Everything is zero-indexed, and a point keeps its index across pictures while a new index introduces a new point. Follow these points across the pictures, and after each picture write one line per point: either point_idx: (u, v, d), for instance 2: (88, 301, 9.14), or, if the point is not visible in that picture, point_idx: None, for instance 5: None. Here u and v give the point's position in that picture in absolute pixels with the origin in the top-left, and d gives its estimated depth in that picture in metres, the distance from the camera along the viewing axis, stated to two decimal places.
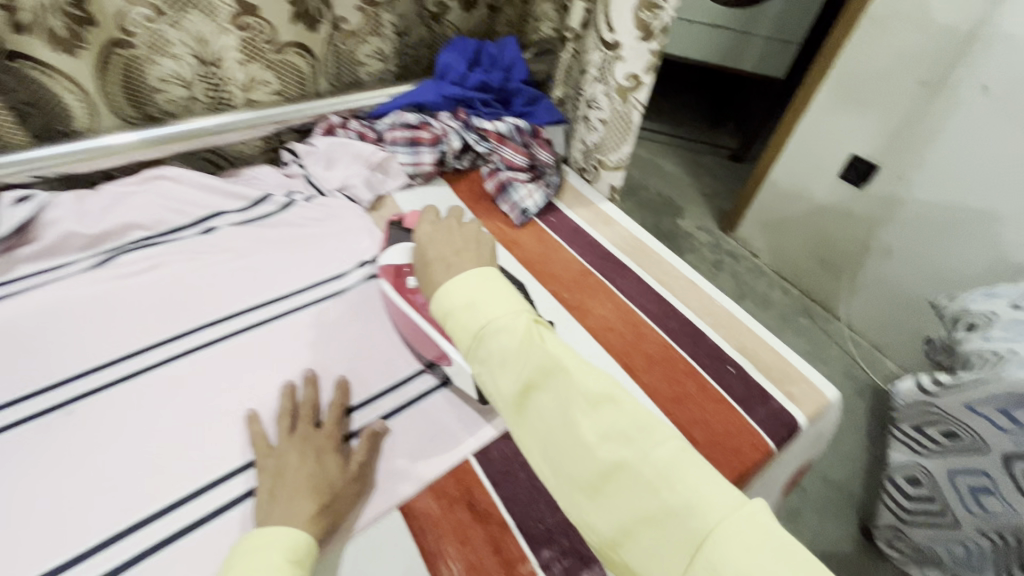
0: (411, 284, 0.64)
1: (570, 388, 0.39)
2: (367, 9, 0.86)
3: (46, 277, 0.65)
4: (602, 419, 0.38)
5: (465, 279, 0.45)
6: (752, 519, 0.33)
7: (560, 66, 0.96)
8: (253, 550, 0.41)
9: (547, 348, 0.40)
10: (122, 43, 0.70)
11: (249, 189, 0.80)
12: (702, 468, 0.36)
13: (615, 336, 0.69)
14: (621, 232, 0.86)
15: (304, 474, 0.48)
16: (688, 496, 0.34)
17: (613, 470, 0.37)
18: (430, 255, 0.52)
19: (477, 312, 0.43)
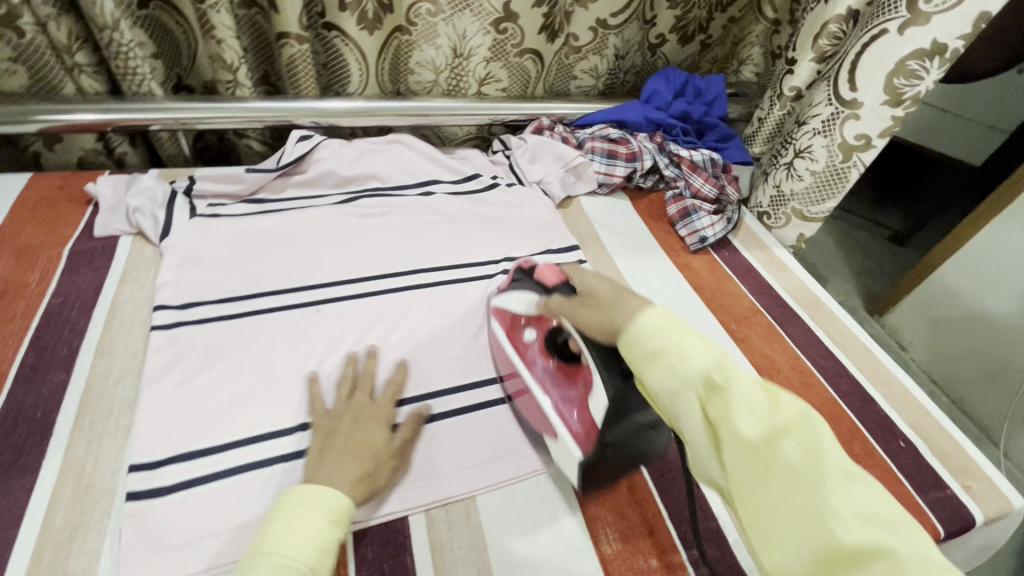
0: (526, 338, 0.59)
1: (819, 452, 0.34)
2: (599, 30, 0.92)
3: (306, 203, 0.80)
4: (855, 491, 0.33)
5: (660, 309, 0.43)
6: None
7: (767, 121, 0.96)
8: (292, 505, 0.43)
9: (788, 409, 0.36)
10: (403, 30, 0.84)
11: (462, 166, 0.92)
12: None
13: (781, 377, 0.69)
14: (795, 281, 0.86)
15: (353, 440, 0.50)
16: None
17: (867, 551, 0.30)
18: (610, 288, 0.51)
19: (698, 347, 0.40)
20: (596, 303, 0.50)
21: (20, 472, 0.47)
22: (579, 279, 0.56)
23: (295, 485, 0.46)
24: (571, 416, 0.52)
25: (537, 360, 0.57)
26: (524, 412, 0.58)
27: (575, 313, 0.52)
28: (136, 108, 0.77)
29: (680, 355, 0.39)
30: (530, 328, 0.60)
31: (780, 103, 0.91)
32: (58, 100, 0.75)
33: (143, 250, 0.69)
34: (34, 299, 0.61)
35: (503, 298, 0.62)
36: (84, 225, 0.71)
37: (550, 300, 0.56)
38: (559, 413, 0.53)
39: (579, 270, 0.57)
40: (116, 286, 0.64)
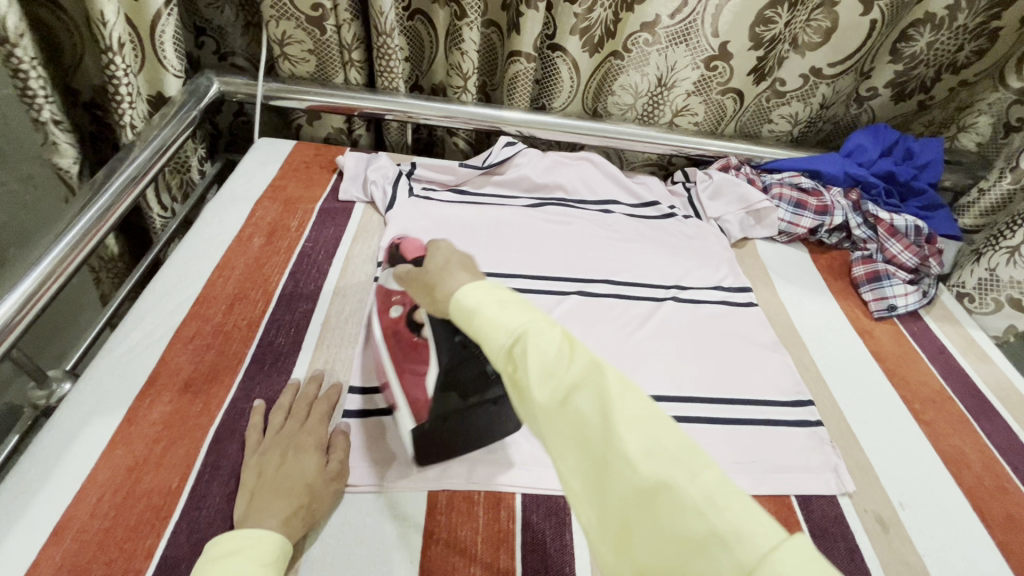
0: (392, 313, 0.59)
1: (603, 402, 0.31)
2: (811, 78, 0.91)
3: (501, 201, 0.89)
4: (647, 433, 0.30)
5: (486, 282, 0.38)
6: (810, 554, 0.26)
7: (991, 193, 0.87)
8: (215, 562, 0.40)
9: (584, 362, 0.33)
10: (618, 55, 0.90)
11: (643, 191, 0.95)
12: (760, 511, 0.28)
13: (971, 475, 0.63)
14: (998, 374, 0.77)
15: (282, 474, 0.49)
16: (746, 518, 0.27)
17: (650, 486, 0.29)
18: (450, 258, 0.43)
19: (496, 312, 0.36)
20: (425, 284, 0.44)
21: (278, 371, 0.60)
22: (430, 253, 0.46)
23: (223, 535, 0.44)
24: (412, 394, 0.54)
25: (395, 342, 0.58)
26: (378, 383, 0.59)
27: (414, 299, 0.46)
28: (383, 99, 0.91)
29: (482, 329, 0.36)
30: (395, 307, 0.59)
31: (1012, 176, 0.83)
32: (331, 87, 0.92)
33: (371, 217, 0.82)
34: (294, 241, 0.75)
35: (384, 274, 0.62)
36: (331, 188, 0.86)
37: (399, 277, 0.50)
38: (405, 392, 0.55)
39: (434, 246, 0.46)
40: (350, 241, 0.77)
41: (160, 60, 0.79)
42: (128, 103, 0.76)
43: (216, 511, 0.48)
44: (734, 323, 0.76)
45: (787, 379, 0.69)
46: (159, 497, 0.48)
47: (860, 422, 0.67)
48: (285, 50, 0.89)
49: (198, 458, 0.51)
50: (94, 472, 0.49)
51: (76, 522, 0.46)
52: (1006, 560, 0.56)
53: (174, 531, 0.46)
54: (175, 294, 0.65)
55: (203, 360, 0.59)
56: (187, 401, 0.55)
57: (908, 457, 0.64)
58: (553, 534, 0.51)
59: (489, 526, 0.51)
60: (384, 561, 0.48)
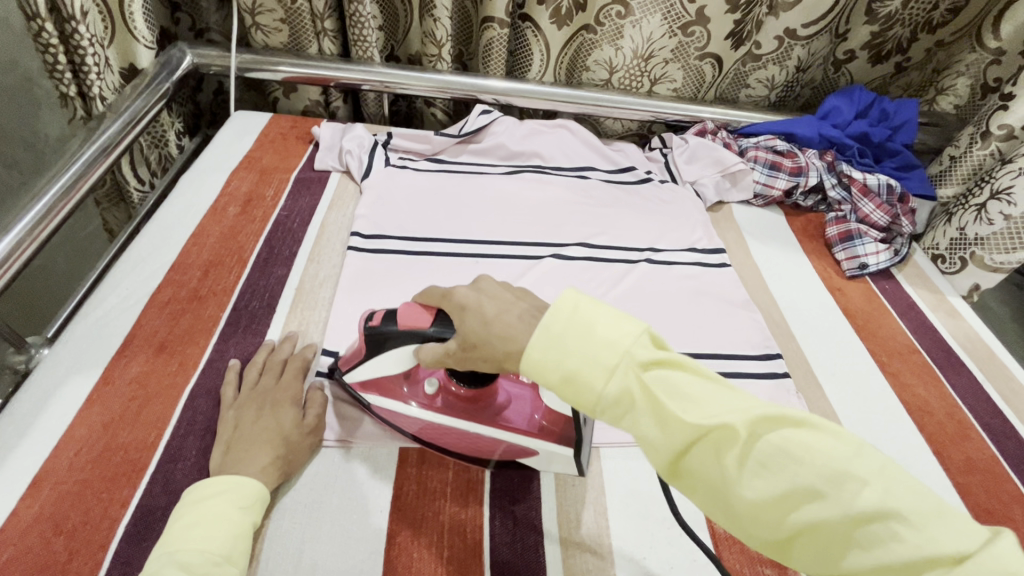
0: (427, 389, 0.53)
1: (728, 462, 0.34)
2: (785, 40, 0.90)
3: (477, 169, 0.89)
4: (785, 480, 0.32)
5: (549, 316, 0.37)
6: (1001, 569, 0.28)
7: (964, 161, 0.86)
8: (196, 505, 0.42)
9: (693, 425, 0.34)
10: (589, 29, 0.90)
11: (620, 157, 0.95)
12: (923, 522, 0.30)
13: (934, 422, 0.65)
14: (966, 329, 0.78)
15: (258, 426, 0.50)
16: (923, 542, 0.30)
17: (810, 525, 0.32)
18: (486, 316, 0.41)
19: (592, 379, 0.36)
20: (479, 350, 0.42)
21: (252, 333, 0.61)
22: (458, 312, 0.43)
23: (201, 482, 0.46)
24: (531, 418, 0.52)
25: (452, 403, 0.52)
26: (454, 446, 0.53)
27: (467, 359, 0.44)
28: (358, 70, 0.90)
29: (584, 393, 0.37)
30: (424, 381, 0.53)
31: (982, 141, 0.82)
32: (305, 58, 0.91)
33: (346, 186, 0.83)
34: (269, 210, 0.76)
35: (361, 370, 0.53)
36: (307, 158, 0.86)
37: (424, 351, 0.46)
38: (526, 426, 0.51)
39: (455, 293, 0.44)
40: (325, 209, 0.78)
41: (131, 31, 0.79)
42: (96, 75, 0.75)
43: (191, 464, 0.49)
44: (705, 283, 0.77)
45: (756, 335, 0.71)
46: (134, 452, 0.49)
47: (827, 374, 0.69)
48: (257, 20, 0.89)
49: (173, 415, 0.52)
50: (70, 428, 0.50)
51: (52, 474, 0.47)
52: (962, 499, 0.58)
53: (149, 482, 0.48)
54: (150, 261, 0.66)
55: (178, 323, 0.60)
56: (162, 362, 0.56)
57: (873, 407, 0.66)
58: (520, 479, 0.53)
59: (458, 475, 0.53)
60: (355, 508, 0.49)
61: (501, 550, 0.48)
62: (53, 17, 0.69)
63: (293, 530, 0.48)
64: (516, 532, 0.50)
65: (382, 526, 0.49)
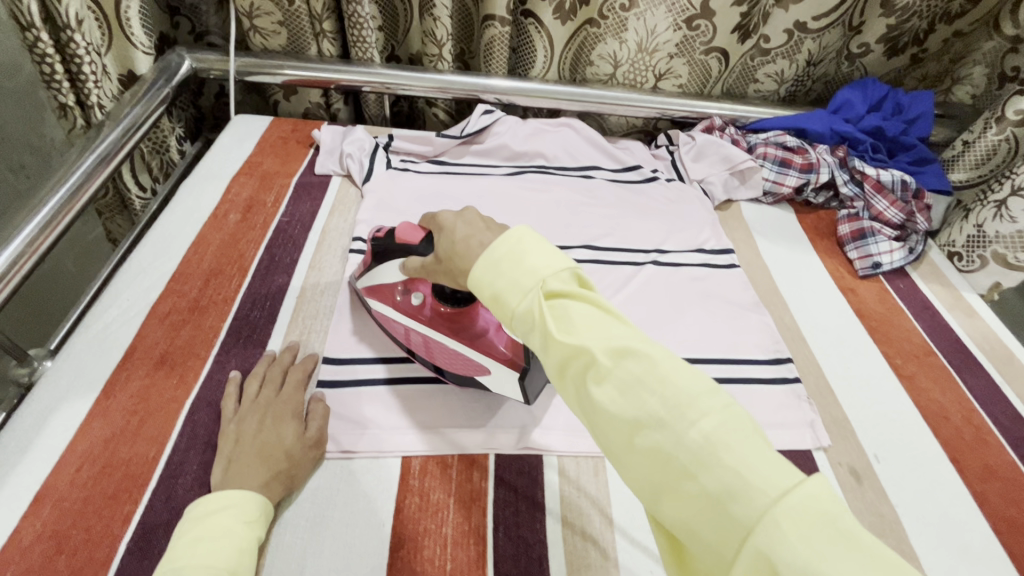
0: (414, 300, 0.57)
1: (591, 377, 0.32)
2: (795, 33, 0.88)
3: (480, 170, 0.88)
4: (635, 397, 0.31)
5: (505, 236, 0.37)
6: (815, 505, 0.27)
7: (977, 145, 0.84)
8: (199, 522, 0.42)
9: (565, 340, 0.33)
10: (594, 23, 0.88)
11: (625, 156, 0.93)
12: (755, 461, 0.28)
13: (951, 427, 0.63)
14: (984, 330, 0.76)
15: (259, 441, 0.50)
16: (747, 477, 0.28)
17: (653, 448, 0.30)
18: (455, 236, 0.41)
19: (498, 292, 0.36)
20: (447, 269, 0.43)
21: (253, 344, 0.60)
22: (437, 233, 0.44)
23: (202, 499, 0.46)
24: (493, 346, 0.53)
25: (433, 316, 0.55)
26: (431, 355, 0.57)
27: (439, 276, 0.45)
28: (357, 71, 0.89)
29: (493, 302, 0.37)
30: (413, 293, 0.57)
31: (996, 126, 0.80)
32: (304, 59, 0.90)
33: (347, 190, 0.82)
34: (270, 216, 0.75)
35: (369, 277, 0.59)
36: (308, 162, 0.85)
37: (408, 263, 0.50)
38: (485, 352, 0.53)
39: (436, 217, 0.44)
40: (326, 215, 0.77)
41: (128, 37, 0.78)
42: (93, 83, 0.75)
43: (192, 480, 0.49)
44: (713, 285, 0.75)
45: (766, 338, 0.69)
46: (136, 467, 0.49)
47: (839, 379, 0.67)
48: (254, 23, 0.88)
49: (174, 429, 0.52)
50: (72, 444, 0.50)
51: (54, 492, 0.47)
52: (980, 508, 0.56)
53: (151, 497, 0.47)
54: (151, 271, 0.66)
55: (178, 335, 0.60)
56: (163, 375, 0.56)
57: (887, 411, 0.64)
58: (525, 490, 0.52)
59: (462, 488, 0.52)
60: (358, 522, 0.49)
61: (507, 565, 0.47)
62: (47, 26, 0.68)
63: (295, 545, 0.47)
64: (521, 546, 0.49)
65: (384, 540, 0.48)
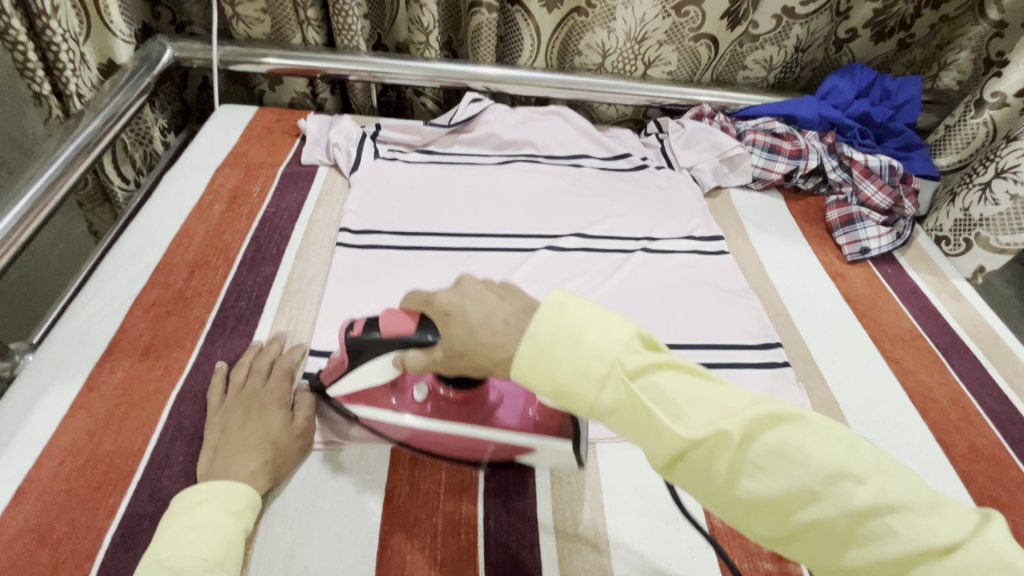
0: (416, 394, 0.50)
1: (726, 466, 0.33)
2: (783, 19, 0.88)
3: (469, 159, 0.87)
4: (780, 474, 0.32)
5: (535, 323, 0.36)
6: (984, 555, 0.30)
7: (958, 130, 0.85)
8: (186, 513, 0.41)
9: (689, 433, 0.33)
10: (581, 11, 0.86)
11: (615, 144, 0.93)
12: (920, 519, 0.31)
13: (937, 409, 0.64)
14: (971, 313, 0.76)
15: (246, 431, 0.49)
16: (917, 538, 0.31)
17: (818, 522, 0.32)
18: (472, 324, 0.39)
19: (585, 387, 0.35)
20: (464, 358, 0.40)
21: (240, 335, 0.59)
22: (442, 319, 0.41)
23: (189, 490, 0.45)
24: (527, 417, 0.50)
25: (444, 407, 0.50)
26: (453, 449, 0.52)
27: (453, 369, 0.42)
28: (343, 59, 0.88)
29: (577, 400, 0.35)
30: (411, 389, 0.50)
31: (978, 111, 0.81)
32: (289, 48, 0.89)
33: (334, 180, 0.81)
34: (255, 207, 0.74)
35: (342, 382, 0.50)
36: (294, 152, 0.84)
37: (406, 358, 0.44)
38: (520, 426, 0.50)
39: (432, 299, 0.42)
40: (313, 205, 0.76)
41: (107, 25, 0.77)
42: (71, 71, 0.73)
43: (177, 471, 0.48)
44: (703, 271, 0.75)
45: (755, 324, 0.69)
46: (121, 458, 0.49)
47: (828, 363, 0.67)
48: (237, 11, 0.87)
49: (159, 421, 0.51)
50: (54, 437, 0.49)
51: (36, 485, 0.46)
52: (965, 487, 0.57)
53: (136, 489, 0.47)
54: (134, 263, 0.65)
55: (163, 326, 0.59)
56: (147, 367, 0.55)
57: (875, 395, 0.64)
58: (515, 477, 0.52)
59: (452, 474, 0.52)
60: (346, 512, 0.49)
61: (497, 551, 0.47)
62: (21, 12, 0.66)
63: (283, 536, 0.47)
64: (512, 532, 0.49)
65: (373, 529, 0.48)
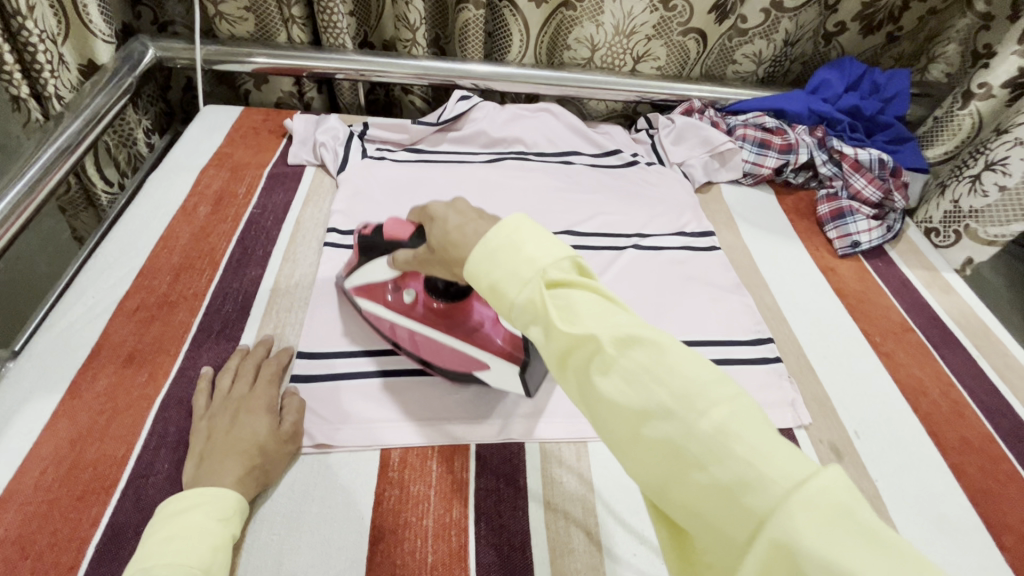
0: (407, 297, 0.56)
1: (596, 366, 0.31)
2: (772, 12, 0.87)
3: (459, 158, 0.86)
4: (643, 382, 0.29)
5: (506, 222, 0.35)
6: (829, 497, 0.25)
7: (948, 123, 0.85)
8: (172, 518, 0.41)
9: (572, 330, 0.31)
10: (569, 5, 0.86)
11: (605, 140, 0.92)
12: (769, 451, 0.27)
13: (930, 402, 0.64)
14: (961, 305, 0.77)
15: (231, 435, 0.48)
16: (756, 467, 0.26)
17: (665, 440, 0.28)
18: (448, 226, 0.39)
19: (497, 278, 0.34)
20: (439, 259, 0.41)
21: (226, 338, 0.59)
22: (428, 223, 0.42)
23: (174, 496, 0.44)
24: (491, 342, 0.53)
25: (428, 314, 0.55)
26: (427, 355, 0.57)
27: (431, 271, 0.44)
28: (328, 57, 0.86)
29: (493, 293, 0.35)
30: (404, 291, 0.56)
31: (965, 103, 0.81)
32: (274, 46, 0.87)
33: (322, 180, 0.80)
34: (241, 209, 0.73)
35: (356, 275, 0.57)
36: (281, 152, 0.83)
37: (397, 258, 0.48)
38: (479, 347, 0.53)
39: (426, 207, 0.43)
40: (300, 206, 0.75)
41: (86, 25, 0.75)
42: (49, 72, 0.72)
43: (162, 478, 0.48)
44: (695, 268, 0.75)
45: (747, 319, 0.69)
46: (104, 468, 0.48)
47: (819, 357, 0.67)
48: (220, 9, 0.85)
49: (144, 428, 0.51)
50: (36, 446, 0.48)
51: (17, 495, 0.45)
52: (957, 480, 0.57)
53: (120, 499, 0.46)
54: (117, 267, 0.64)
55: (147, 331, 0.58)
56: (131, 373, 0.54)
57: (866, 388, 0.64)
58: (506, 478, 0.52)
59: (443, 477, 0.51)
60: (336, 517, 0.48)
61: (489, 554, 0.47)
62: None
63: (272, 542, 0.46)
64: (503, 534, 0.48)
65: (364, 534, 0.47)
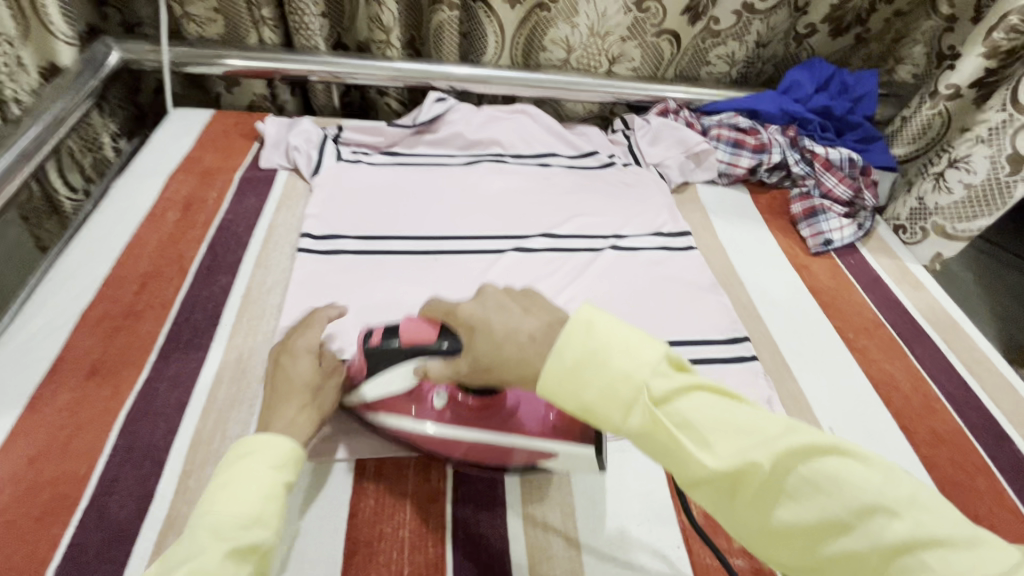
0: (437, 401, 0.48)
1: (762, 495, 0.34)
2: (743, 14, 0.88)
3: (435, 160, 0.85)
4: (806, 500, 0.33)
5: (565, 332, 0.38)
6: None
7: (913, 121, 0.87)
8: (236, 463, 0.39)
9: (720, 463, 0.34)
10: (544, 6, 0.86)
11: (582, 142, 0.93)
12: (957, 554, 0.30)
13: (901, 397, 0.65)
14: (931, 301, 0.78)
15: (283, 382, 0.47)
16: (955, 573, 0.30)
17: (840, 551, 0.33)
18: (495, 336, 0.40)
19: (603, 398, 0.37)
20: (490, 371, 0.41)
21: (195, 349, 0.57)
22: (465, 330, 0.42)
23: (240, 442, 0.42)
24: (546, 420, 0.48)
25: (464, 414, 0.48)
26: (482, 458, 0.49)
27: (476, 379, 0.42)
28: (301, 59, 0.85)
29: (602, 418, 0.37)
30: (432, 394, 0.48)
31: (931, 101, 0.83)
32: (245, 48, 0.86)
33: (295, 184, 0.79)
34: (211, 215, 0.71)
35: (361, 390, 0.48)
36: (252, 156, 0.81)
37: (430, 366, 0.44)
38: (539, 430, 0.48)
39: (460, 307, 0.43)
40: (272, 211, 0.74)
41: (47, 26, 0.73)
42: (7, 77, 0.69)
43: (127, 495, 0.46)
44: (671, 268, 0.75)
45: (723, 319, 0.69)
46: (65, 486, 0.46)
47: (794, 355, 0.68)
48: (188, 10, 0.83)
49: (108, 443, 0.49)
50: None
51: None
52: (928, 472, 0.58)
53: (82, 518, 0.44)
54: (80, 276, 0.62)
55: (113, 342, 0.56)
56: (95, 388, 0.52)
57: (840, 385, 0.65)
58: (484, 485, 0.52)
59: (419, 487, 0.51)
60: (308, 530, 0.47)
61: (466, 563, 0.46)
62: None
63: None
64: (481, 542, 0.48)
65: (338, 547, 0.46)
